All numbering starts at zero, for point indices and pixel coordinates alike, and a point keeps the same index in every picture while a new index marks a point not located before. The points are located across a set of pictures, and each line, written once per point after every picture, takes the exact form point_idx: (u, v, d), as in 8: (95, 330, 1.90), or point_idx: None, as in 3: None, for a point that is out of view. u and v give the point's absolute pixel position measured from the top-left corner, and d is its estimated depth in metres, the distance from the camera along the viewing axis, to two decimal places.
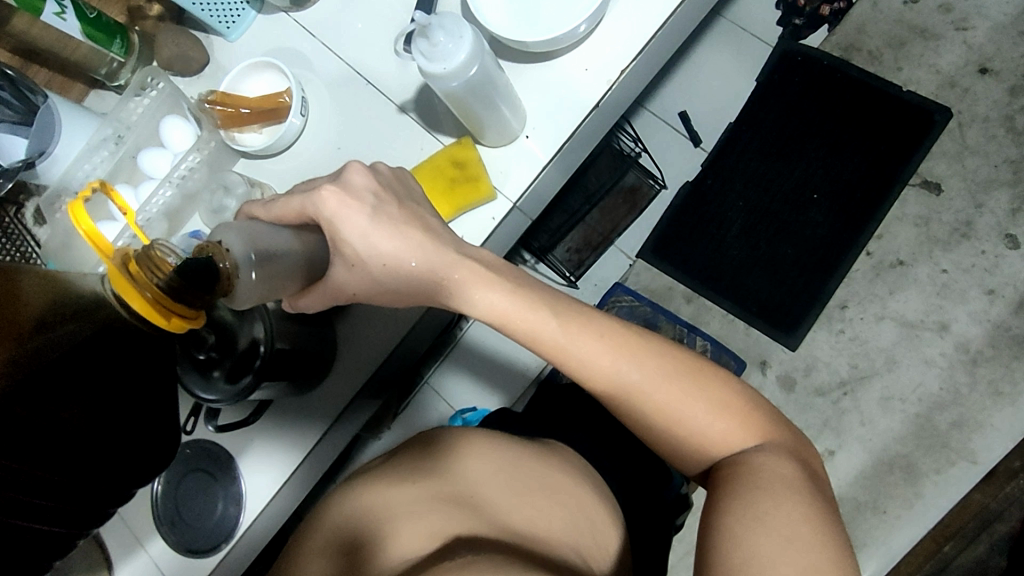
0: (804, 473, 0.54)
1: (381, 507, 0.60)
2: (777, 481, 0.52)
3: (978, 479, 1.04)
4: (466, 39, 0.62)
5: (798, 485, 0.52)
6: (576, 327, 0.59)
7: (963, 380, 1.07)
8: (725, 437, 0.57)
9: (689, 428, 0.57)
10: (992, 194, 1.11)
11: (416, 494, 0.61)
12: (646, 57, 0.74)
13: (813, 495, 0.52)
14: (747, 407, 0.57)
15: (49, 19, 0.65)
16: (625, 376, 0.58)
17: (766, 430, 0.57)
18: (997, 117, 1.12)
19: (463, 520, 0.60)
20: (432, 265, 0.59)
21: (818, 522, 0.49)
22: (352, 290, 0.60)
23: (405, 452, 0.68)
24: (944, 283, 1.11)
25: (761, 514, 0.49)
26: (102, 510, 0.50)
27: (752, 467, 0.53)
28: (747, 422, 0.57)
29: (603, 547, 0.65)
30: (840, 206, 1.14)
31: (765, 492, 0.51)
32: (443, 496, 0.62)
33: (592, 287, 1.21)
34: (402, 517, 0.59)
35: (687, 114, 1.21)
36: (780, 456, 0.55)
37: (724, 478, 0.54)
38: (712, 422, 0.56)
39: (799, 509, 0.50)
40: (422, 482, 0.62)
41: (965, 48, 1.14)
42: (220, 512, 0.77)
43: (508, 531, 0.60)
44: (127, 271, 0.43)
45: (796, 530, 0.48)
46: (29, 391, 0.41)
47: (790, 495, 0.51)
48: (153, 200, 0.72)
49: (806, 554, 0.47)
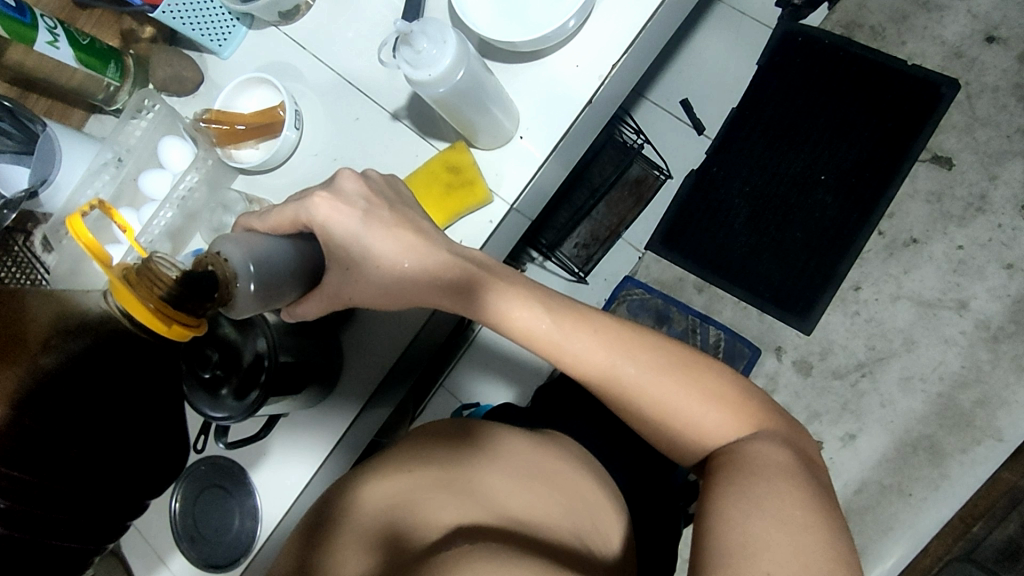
0: (803, 460, 0.54)
1: (383, 504, 0.60)
2: (770, 468, 0.51)
3: (1005, 457, 1.02)
4: (450, 44, 0.62)
5: (792, 472, 0.51)
6: (570, 323, 0.59)
7: (985, 357, 1.05)
8: (720, 427, 0.56)
9: (684, 419, 0.56)
10: (1005, 165, 1.08)
11: (414, 483, 0.62)
12: (639, 50, 0.73)
13: (810, 482, 0.51)
14: (740, 397, 0.56)
15: (43, 49, 0.67)
16: (620, 369, 0.57)
17: (761, 419, 0.56)
18: (1007, 86, 1.09)
19: (458, 507, 0.60)
20: (427, 268, 0.60)
21: (813, 509, 0.48)
22: (350, 295, 0.61)
23: (405, 444, 0.68)
24: (961, 260, 1.08)
25: (758, 498, 0.49)
26: (120, 523, 0.49)
27: (747, 456, 0.52)
28: (739, 410, 0.56)
29: (603, 533, 0.65)
30: (849, 186, 1.12)
31: (760, 477, 0.50)
32: (442, 484, 0.62)
33: (602, 281, 1.20)
34: (399, 511, 0.59)
35: (689, 101, 1.19)
36: (775, 444, 0.54)
37: (720, 467, 0.53)
38: (706, 412, 0.56)
39: (794, 494, 0.49)
40: (422, 473, 0.63)
41: (970, 18, 1.11)
42: (237, 527, 0.78)
43: (506, 519, 0.60)
44: (127, 282, 0.44)
45: (790, 514, 0.47)
46: (38, 404, 0.41)
47: (784, 481, 0.50)
48: (154, 221, 0.71)
49: (800, 534, 0.46)
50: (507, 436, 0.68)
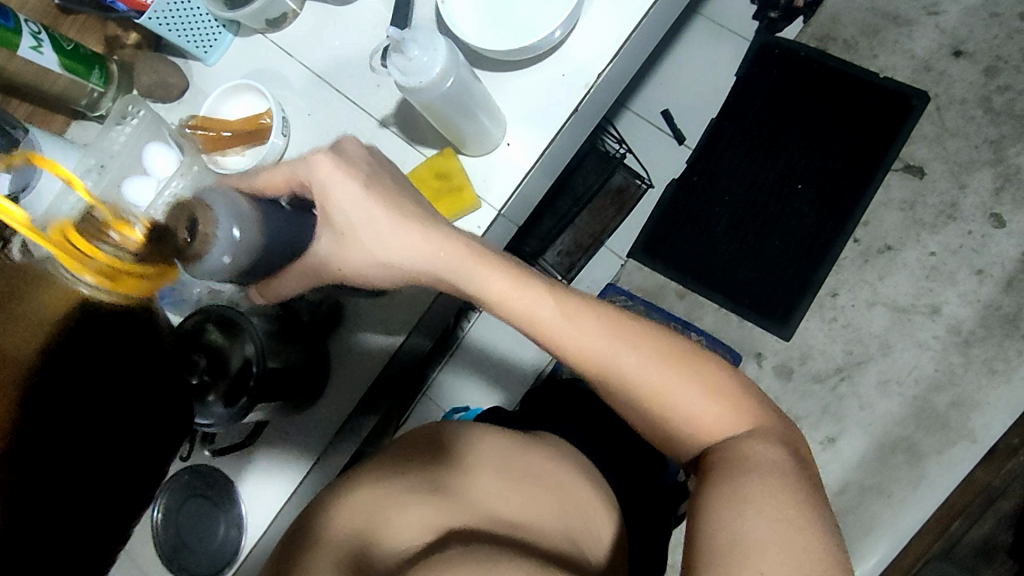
0: (796, 463, 0.54)
1: (371, 509, 0.60)
2: (763, 466, 0.52)
3: (980, 457, 1.05)
4: (441, 51, 0.63)
5: (785, 469, 0.52)
6: (572, 308, 0.59)
7: (958, 361, 1.08)
8: (718, 421, 0.57)
9: (681, 410, 0.57)
10: (974, 174, 1.12)
11: (403, 487, 0.62)
12: (623, 61, 0.75)
13: (801, 480, 0.52)
14: (738, 391, 0.58)
15: (26, 53, 0.67)
16: (620, 358, 0.58)
17: (757, 417, 0.57)
18: (974, 99, 1.13)
19: (447, 512, 0.60)
20: (426, 250, 0.60)
21: (805, 507, 0.49)
22: (338, 266, 0.62)
23: (393, 448, 0.68)
24: (933, 266, 1.11)
25: (750, 495, 0.49)
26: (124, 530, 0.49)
27: (742, 453, 0.54)
28: (738, 405, 0.57)
29: (597, 536, 0.66)
30: (825, 196, 1.15)
31: (753, 476, 0.51)
32: (431, 488, 0.62)
33: (584, 289, 1.21)
34: (383, 515, 0.59)
35: (669, 112, 1.22)
36: (769, 441, 0.55)
37: (715, 462, 0.54)
38: (705, 404, 0.57)
39: (787, 492, 0.50)
40: (411, 477, 0.63)
41: (938, 33, 1.15)
42: (221, 535, 0.76)
43: (497, 522, 0.61)
44: (73, 243, 0.40)
45: (780, 511, 0.48)
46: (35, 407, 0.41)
47: (776, 478, 0.51)
48: (173, 182, 0.65)
49: (790, 533, 0.47)
50: (494, 437, 0.69)
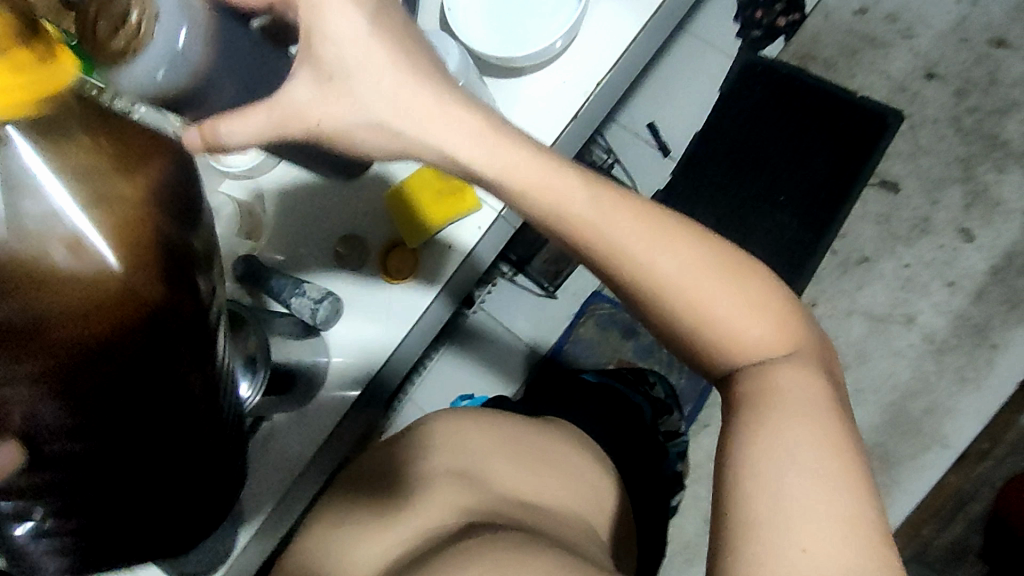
0: (837, 393, 0.51)
1: (405, 488, 0.71)
2: (804, 408, 0.48)
3: (951, 461, 1.10)
4: (452, 55, 0.66)
5: (826, 412, 0.48)
6: (609, 202, 0.52)
7: (931, 369, 1.13)
8: (763, 340, 0.51)
9: (723, 326, 0.51)
10: (945, 191, 1.17)
11: (430, 470, 0.72)
12: (621, 71, 0.78)
13: (842, 424, 0.48)
14: (782, 309, 0.52)
15: None
16: (659, 264, 0.51)
17: (799, 339, 0.53)
18: (946, 119, 1.18)
19: (470, 494, 0.70)
20: (443, 120, 0.51)
21: (847, 458, 0.46)
22: (315, 117, 0.51)
23: (421, 432, 0.78)
24: (908, 277, 1.16)
25: (790, 449, 0.46)
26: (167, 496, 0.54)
27: (780, 389, 0.49)
28: (783, 326, 0.52)
29: (604, 510, 0.76)
30: (806, 208, 1.17)
31: (792, 425, 0.47)
32: (454, 472, 0.72)
33: (570, 297, 1.22)
34: (414, 496, 0.70)
35: (655, 125, 1.25)
36: (810, 373, 0.51)
37: (756, 395, 0.50)
38: (751, 322, 0.51)
39: (829, 441, 0.46)
40: (437, 462, 0.73)
41: (912, 55, 1.20)
42: (215, 534, 0.73)
43: (516, 500, 0.70)
44: None
45: (821, 464, 0.45)
46: None
47: (817, 423, 0.47)
48: None
49: (832, 487, 0.44)
50: (508, 423, 0.78)
